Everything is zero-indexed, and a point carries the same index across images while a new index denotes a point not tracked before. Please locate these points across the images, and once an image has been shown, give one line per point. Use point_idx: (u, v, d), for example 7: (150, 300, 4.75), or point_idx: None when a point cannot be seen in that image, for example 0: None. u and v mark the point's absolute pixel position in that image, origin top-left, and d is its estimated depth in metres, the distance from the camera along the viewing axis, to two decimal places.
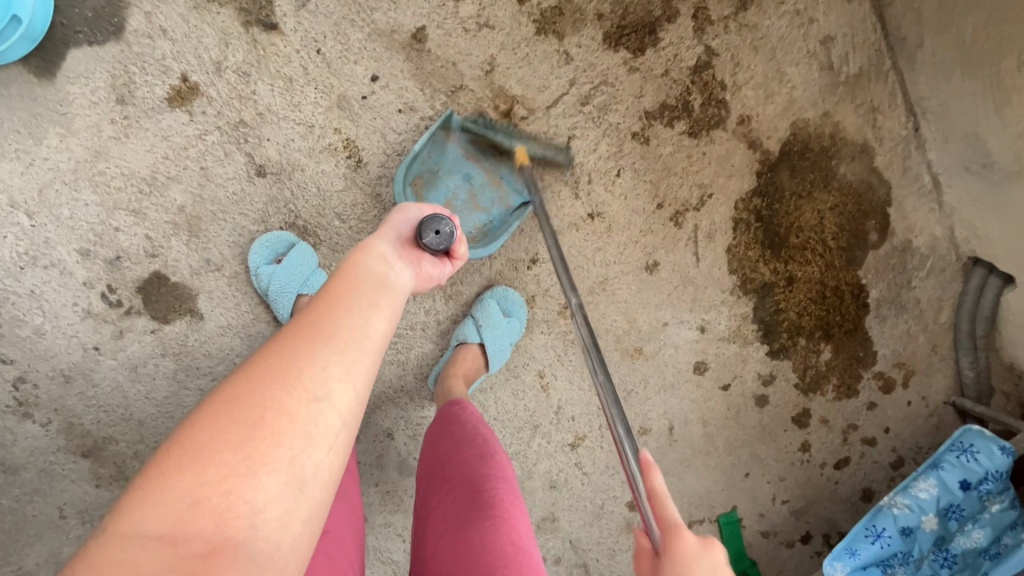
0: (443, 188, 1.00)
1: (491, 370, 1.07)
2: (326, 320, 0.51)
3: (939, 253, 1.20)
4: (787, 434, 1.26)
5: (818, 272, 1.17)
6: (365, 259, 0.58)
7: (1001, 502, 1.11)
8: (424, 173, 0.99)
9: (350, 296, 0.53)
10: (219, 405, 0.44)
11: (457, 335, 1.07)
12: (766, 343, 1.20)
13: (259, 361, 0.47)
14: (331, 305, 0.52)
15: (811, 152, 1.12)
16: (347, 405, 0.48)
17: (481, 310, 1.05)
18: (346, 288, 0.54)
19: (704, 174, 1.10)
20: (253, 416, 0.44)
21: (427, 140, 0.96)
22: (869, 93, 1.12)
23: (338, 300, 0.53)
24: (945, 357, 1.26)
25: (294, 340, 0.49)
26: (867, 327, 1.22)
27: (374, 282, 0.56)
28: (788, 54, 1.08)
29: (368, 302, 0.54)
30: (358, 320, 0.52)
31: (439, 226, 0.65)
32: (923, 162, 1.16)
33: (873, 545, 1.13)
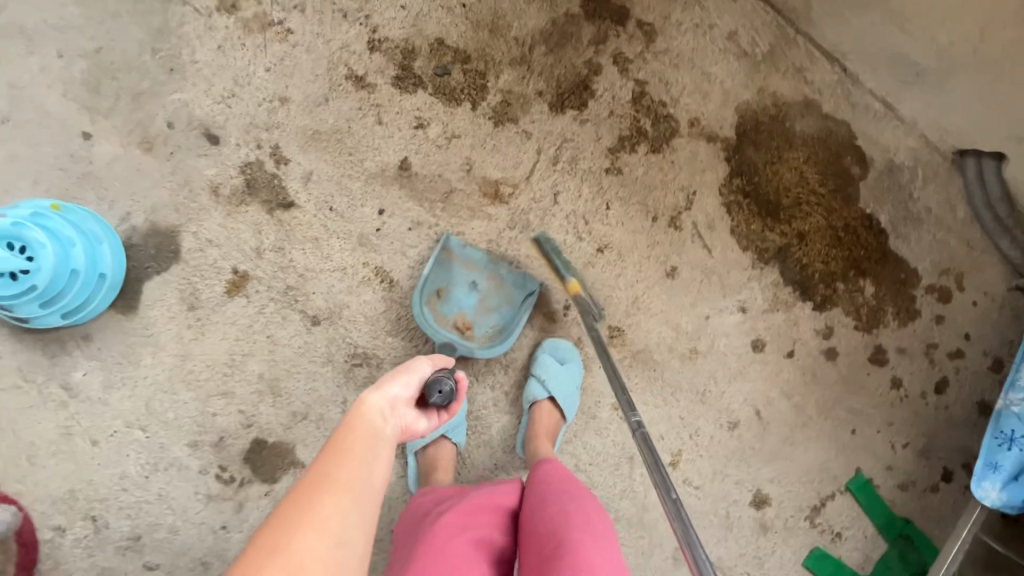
0: (456, 300, 1.13)
1: (568, 419, 1.14)
2: (340, 473, 0.57)
3: (922, 160, 1.27)
4: (872, 377, 1.25)
5: (824, 220, 1.23)
6: (368, 412, 0.65)
7: None
8: (437, 290, 1.12)
9: (366, 448, 0.61)
10: (263, 552, 0.50)
11: (527, 396, 1.13)
12: (809, 300, 1.24)
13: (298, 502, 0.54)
14: (342, 458, 0.59)
15: (763, 124, 1.24)
16: (360, 547, 0.54)
17: (538, 365, 1.13)
18: (355, 440, 0.62)
19: (681, 178, 1.22)
20: (294, 559, 0.50)
21: (433, 264, 1.11)
22: (788, 60, 1.25)
23: (348, 453, 0.60)
24: (984, 247, 1.27)
25: (317, 492, 0.55)
26: (894, 249, 1.25)
27: (375, 433, 0.64)
28: (705, 58, 1.24)
29: (371, 455, 0.61)
30: (365, 473, 0.59)
31: (441, 385, 0.74)
32: (866, 93, 1.27)
33: (1012, 452, 1.07)
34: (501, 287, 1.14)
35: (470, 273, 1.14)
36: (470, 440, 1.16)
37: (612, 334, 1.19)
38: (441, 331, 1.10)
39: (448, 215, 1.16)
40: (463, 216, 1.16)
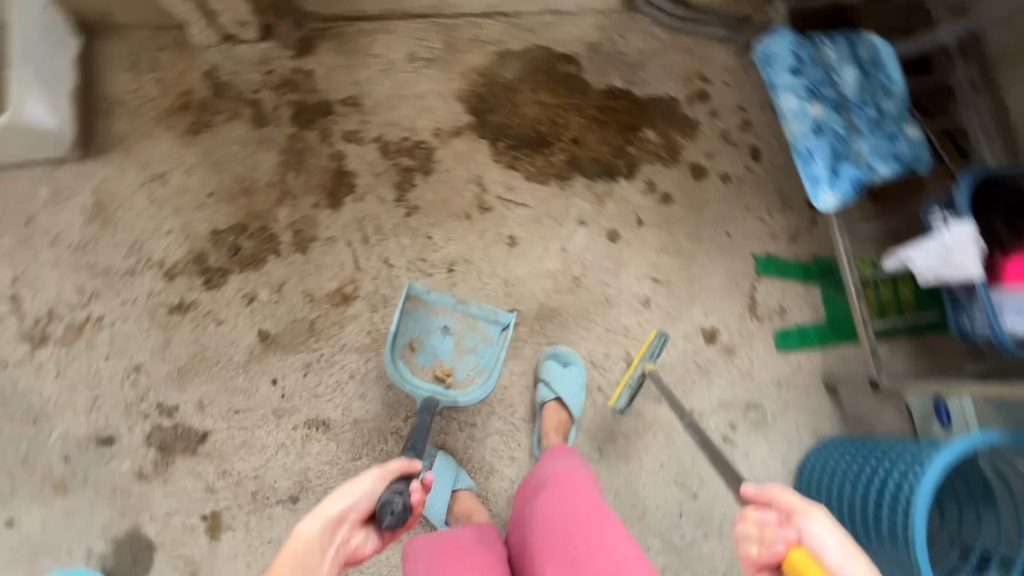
0: (434, 346, 1.25)
1: (577, 414, 1.28)
2: None
3: (608, 28, 1.51)
4: (705, 189, 1.46)
5: (583, 119, 1.45)
6: (316, 525, 0.77)
7: (824, 54, 1.34)
8: (410, 341, 1.23)
9: (307, 570, 0.72)
10: None
11: (538, 400, 1.29)
12: (619, 176, 1.44)
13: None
14: (286, 573, 0.71)
15: (485, 94, 1.43)
16: None
17: (545, 369, 1.29)
18: (300, 552, 0.73)
19: (463, 175, 1.38)
20: None
21: (401, 316, 1.22)
22: (465, 38, 1.45)
23: (291, 567, 0.72)
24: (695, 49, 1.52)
25: None
26: (642, 98, 1.49)
27: (317, 546, 0.75)
28: (409, 83, 1.42)
29: (309, 572, 0.73)
30: None
31: (393, 505, 0.83)
32: (534, 16, 1.48)
33: (819, 159, 1.26)
34: (477, 326, 1.27)
35: (443, 317, 1.26)
36: (479, 477, 1.27)
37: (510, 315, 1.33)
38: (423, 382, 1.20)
39: (324, 341, 1.26)
40: (335, 331, 1.27)
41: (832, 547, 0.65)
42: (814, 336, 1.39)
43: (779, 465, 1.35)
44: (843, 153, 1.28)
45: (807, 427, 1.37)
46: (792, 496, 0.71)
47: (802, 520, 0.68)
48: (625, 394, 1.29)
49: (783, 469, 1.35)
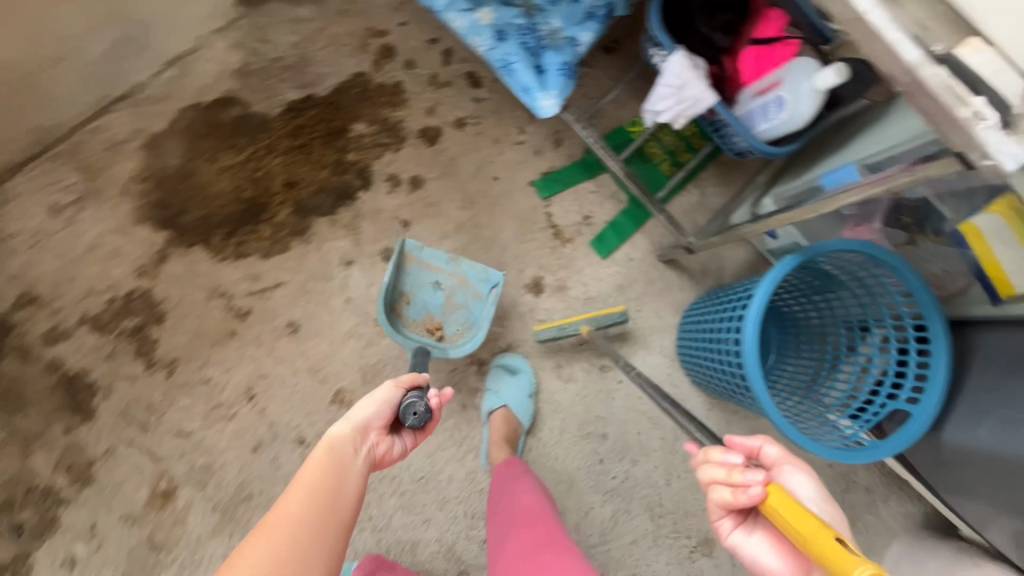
0: (426, 299, 1.21)
1: (524, 421, 1.22)
2: (306, 510, 0.66)
3: (245, 43, 1.25)
4: (449, 148, 1.30)
5: (282, 156, 1.24)
6: (338, 441, 0.75)
7: None
8: (398, 296, 1.19)
9: (337, 477, 0.71)
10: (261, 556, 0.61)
11: (484, 409, 1.23)
12: (355, 192, 1.26)
13: (278, 534, 0.63)
14: (303, 493, 0.68)
15: (163, 196, 1.20)
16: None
17: (491, 377, 1.24)
18: (324, 470, 0.71)
19: (199, 296, 1.19)
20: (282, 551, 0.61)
21: (392, 269, 1.16)
22: (97, 152, 1.19)
23: (312, 489, 0.69)
24: (349, 9, 1.30)
25: (272, 533, 0.63)
26: (329, 94, 1.28)
27: (338, 460, 0.73)
28: (72, 239, 1.17)
29: (336, 489, 0.70)
30: (335, 500, 0.69)
31: (415, 406, 0.80)
32: (154, 80, 1.21)
33: (517, 70, 1.12)
34: (466, 282, 1.19)
35: (430, 272, 1.19)
36: (407, 558, 1.20)
37: (338, 397, 1.20)
38: (415, 335, 1.19)
39: (174, 548, 1.13)
40: (179, 532, 1.13)
41: (812, 501, 0.68)
42: (628, 224, 1.33)
43: (664, 356, 1.32)
44: (538, 41, 1.14)
45: (668, 307, 1.33)
46: (775, 449, 0.73)
47: (779, 473, 0.72)
48: (548, 330, 1.23)
49: (670, 357, 1.33)
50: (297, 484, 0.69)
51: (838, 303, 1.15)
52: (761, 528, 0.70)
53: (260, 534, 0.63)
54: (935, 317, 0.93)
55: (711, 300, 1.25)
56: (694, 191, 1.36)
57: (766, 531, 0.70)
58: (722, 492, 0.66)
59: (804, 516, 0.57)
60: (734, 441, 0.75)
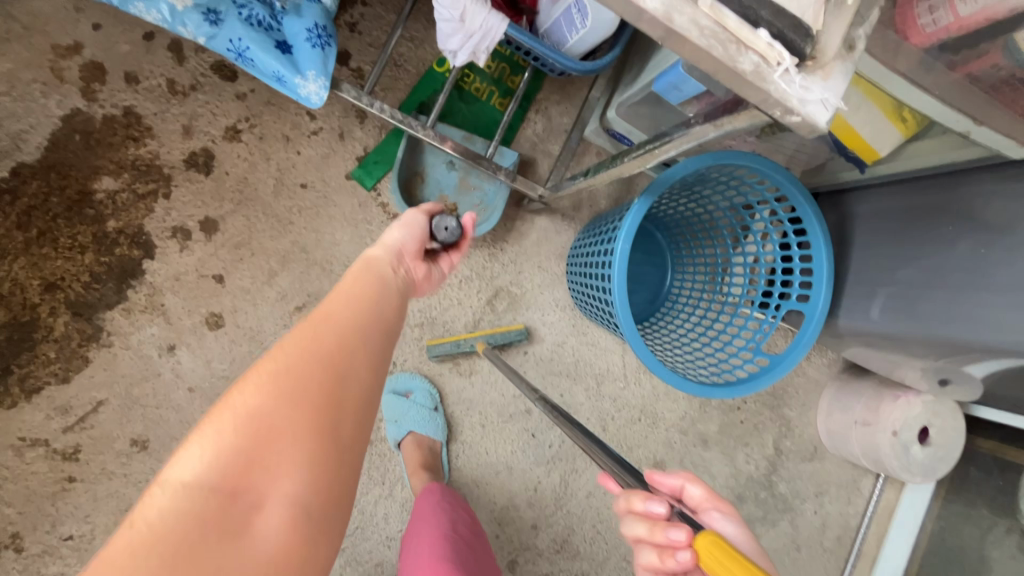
0: (438, 180, 1.11)
1: (439, 437, 1.13)
2: (361, 302, 0.56)
3: None
4: (232, 167, 1.04)
5: (21, 256, 0.96)
6: (379, 257, 0.66)
7: None
8: (410, 178, 1.09)
9: (382, 284, 0.61)
10: (320, 346, 0.49)
11: (392, 440, 1.13)
12: (140, 265, 1.01)
13: (309, 357, 0.48)
14: (372, 294, 0.58)
15: None
16: (350, 373, 0.49)
17: (387, 407, 1.12)
18: (377, 279, 0.62)
19: (7, 455, 0.98)
20: (333, 377, 0.48)
21: (407, 142, 1.05)
22: None
23: (372, 293, 0.59)
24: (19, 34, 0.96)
25: (343, 319, 0.53)
26: (45, 154, 0.97)
27: (386, 274, 0.63)
28: None
29: (390, 295, 0.61)
30: (391, 306, 0.60)
31: (445, 223, 0.73)
32: None
33: (251, 53, 0.84)
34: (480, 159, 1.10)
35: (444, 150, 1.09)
36: None
37: None
38: None
39: None
40: None
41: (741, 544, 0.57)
42: None
43: (564, 309, 1.22)
44: (272, 11, 0.87)
45: (552, 256, 1.20)
46: (697, 489, 0.60)
47: (704, 517, 0.59)
48: (443, 346, 1.13)
49: (570, 307, 1.22)
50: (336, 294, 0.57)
51: (711, 204, 1.04)
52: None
53: (299, 335, 0.50)
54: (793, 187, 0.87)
55: (586, 239, 1.10)
56: (538, 118, 1.16)
57: None
58: (648, 552, 0.52)
59: (733, 558, 0.42)
60: (654, 478, 0.61)
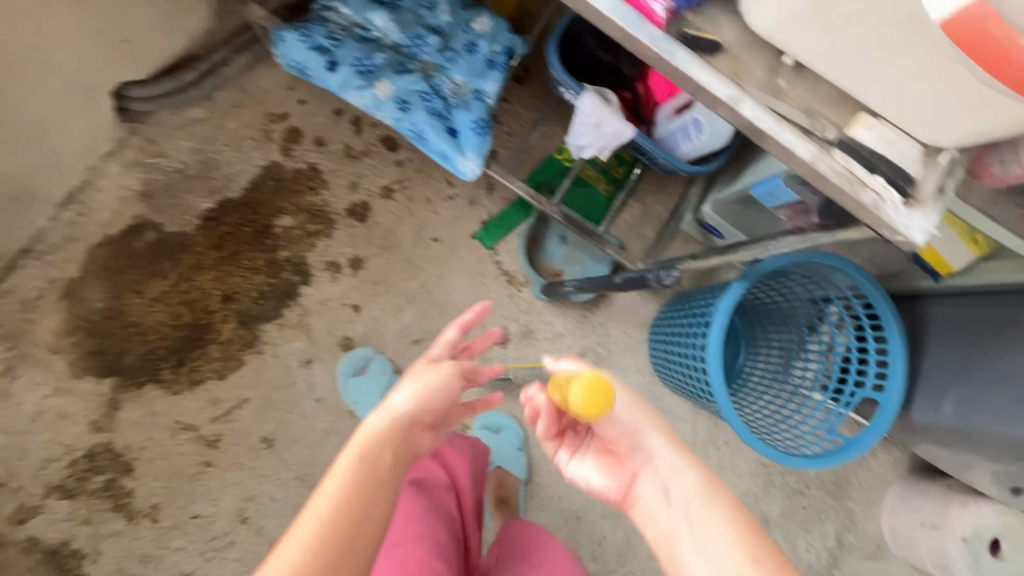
0: (552, 248, 1.31)
1: (518, 475, 1.24)
2: (395, 457, 0.59)
3: (142, 163, 1.18)
4: (381, 218, 1.26)
5: (211, 271, 1.19)
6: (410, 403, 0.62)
7: (351, 12, 1.08)
8: (529, 244, 1.30)
9: (418, 436, 0.62)
10: (359, 514, 0.54)
11: None
12: (297, 288, 1.21)
13: (350, 506, 0.53)
14: (405, 444, 0.61)
15: (97, 344, 1.14)
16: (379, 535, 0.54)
17: (476, 440, 1.25)
18: (410, 428, 0.62)
19: (164, 435, 1.15)
20: (366, 539, 0.53)
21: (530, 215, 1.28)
22: (14, 316, 1.11)
23: (407, 442, 0.61)
24: (245, 102, 1.23)
25: (381, 483, 0.56)
26: (245, 194, 1.22)
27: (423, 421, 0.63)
28: (12, 415, 1.11)
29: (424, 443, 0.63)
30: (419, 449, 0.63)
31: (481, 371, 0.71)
32: (54, 226, 1.14)
33: (428, 135, 1.07)
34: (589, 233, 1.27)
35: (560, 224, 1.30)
36: None
37: None
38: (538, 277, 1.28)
39: None
40: None
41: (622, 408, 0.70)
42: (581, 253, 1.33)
43: (641, 373, 1.34)
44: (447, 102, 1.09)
45: (636, 324, 1.34)
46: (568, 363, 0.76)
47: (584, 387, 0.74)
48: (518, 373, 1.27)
49: (646, 373, 1.34)
50: (364, 435, 0.59)
51: (791, 294, 1.16)
52: (594, 455, 0.73)
53: (334, 479, 0.55)
54: (875, 288, 0.98)
55: (671, 311, 1.24)
56: (636, 204, 1.34)
57: (595, 452, 0.73)
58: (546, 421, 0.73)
59: (592, 385, 0.65)
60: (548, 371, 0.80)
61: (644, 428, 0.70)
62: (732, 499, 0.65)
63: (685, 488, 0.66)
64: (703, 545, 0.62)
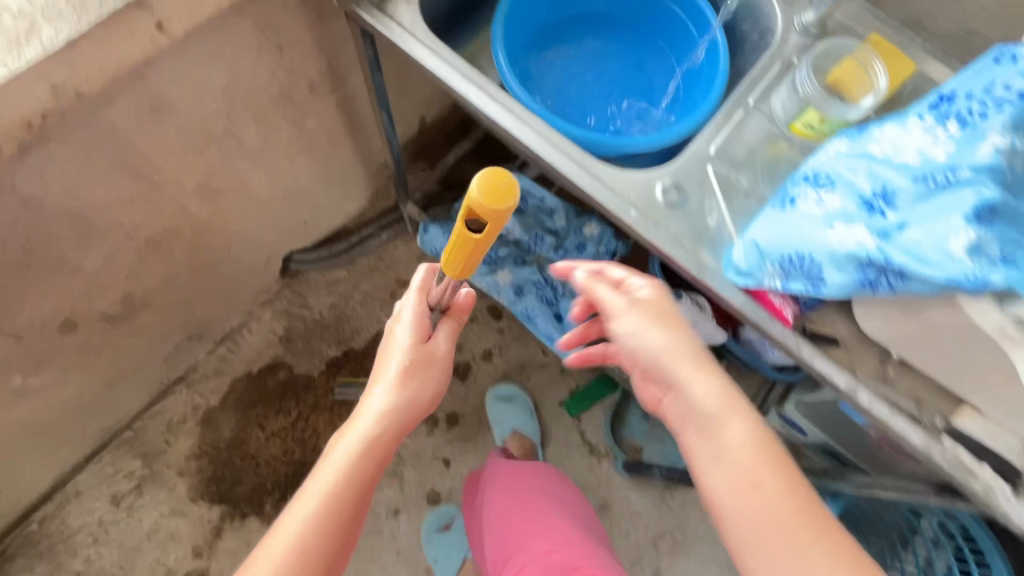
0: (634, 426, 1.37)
1: None
2: (395, 423, 0.65)
3: (289, 312, 1.38)
4: (480, 379, 1.38)
5: (327, 413, 1.32)
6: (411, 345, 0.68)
7: (484, 210, 1.31)
8: (613, 419, 1.37)
9: (420, 368, 0.68)
10: (356, 468, 0.60)
11: None
12: (397, 438, 1.32)
13: (341, 495, 0.58)
14: (410, 400, 0.66)
15: (217, 471, 1.26)
16: (368, 458, 0.61)
17: None
18: (411, 375, 0.67)
19: None
20: (360, 498, 0.59)
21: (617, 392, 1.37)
22: (157, 436, 1.26)
23: (410, 388, 0.66)
24: (381, 268, 1.45)
25: (378, 441, 0.63)
26: (367, 346, 1.39)
27: (422, 360, 0.68)
28: (130, 530, 1.21)
29: (427, 370, 0.68)
30: (423, 398, 0.67)
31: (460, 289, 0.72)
32: (208, 360, 1.32)
33: (536, 317, 1.23)
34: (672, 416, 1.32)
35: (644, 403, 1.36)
36: None
37: None
38: (620, 454, 1.33)
39: None
40: None
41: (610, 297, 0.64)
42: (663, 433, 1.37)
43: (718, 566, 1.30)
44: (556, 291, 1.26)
45: None
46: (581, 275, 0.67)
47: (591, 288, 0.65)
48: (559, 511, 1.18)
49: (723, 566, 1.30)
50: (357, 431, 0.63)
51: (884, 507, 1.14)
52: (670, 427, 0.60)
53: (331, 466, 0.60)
54: (982, 527, 0.96)
55: None
56: None
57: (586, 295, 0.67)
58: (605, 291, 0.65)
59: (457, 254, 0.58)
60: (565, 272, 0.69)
61: (647, 335, 0.61)
62: (767, 435, 0.55)
63: (715, 422, 0.56)
64: (713, 458, 0.55)
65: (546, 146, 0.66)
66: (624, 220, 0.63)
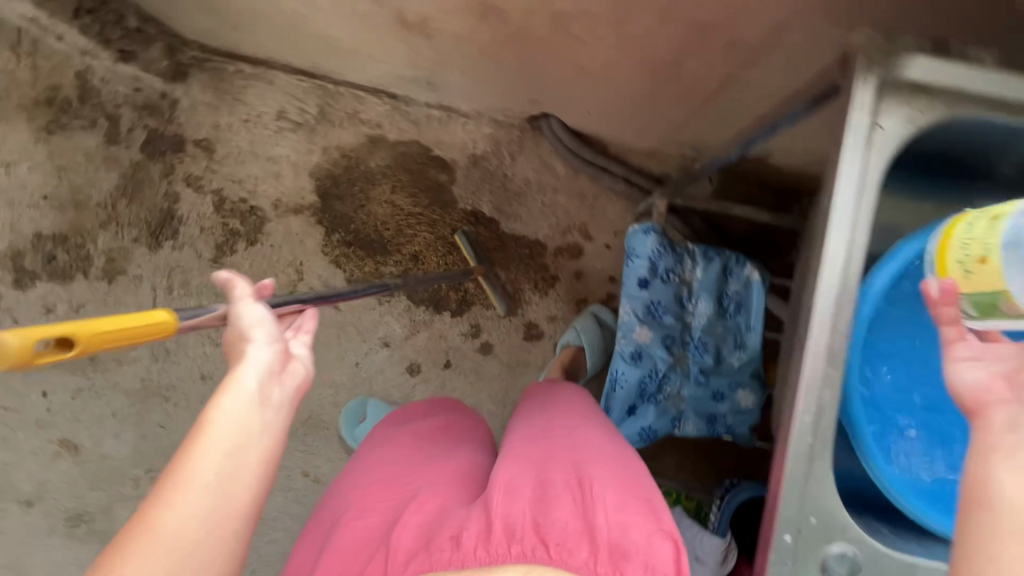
0: None
1: None
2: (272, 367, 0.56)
3: (502, 143, 1.36)
4: (533, 352, 1.35)
5: (430, 234, 1.35)
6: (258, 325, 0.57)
7: (700, 268, 1.13)
8: None
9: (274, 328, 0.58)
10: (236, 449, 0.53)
11: None
12: (444, 311, 1.34)
13: (231, 459, 0.52)
14: (282, 345, 0.58)
15: (341, 178, 1.36)
16: (263, 413, 0.54)
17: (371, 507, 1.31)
18: (274, 334, 0.57)
19: (287, 256, 1.34)
20: (246, 464, 0.53)
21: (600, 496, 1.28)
22: (341, 113, 1.36)
23: (276, 344, 0.57)
24: (588, 198, 1.36)
25: (261, 400, 0.55)
26: (508, 233, 1.36)
27: (274, 323, 0.58)
28: (264, 145, 1.36)
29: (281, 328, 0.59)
30: (285, 346, 0.59)
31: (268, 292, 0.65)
32: (421, 107, 1.36)
33: (618, 391, 1.12)
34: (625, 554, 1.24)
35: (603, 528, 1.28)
36: None
37: None
38: None
39: (101, 372, 1.31)
40: (113, 367, 1.31)
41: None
42: None
43: None
44: (659, 388, 1.14)
45: None
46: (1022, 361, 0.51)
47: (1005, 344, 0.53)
48: None
49: None
50: (234, 389, 0.54)
51: None
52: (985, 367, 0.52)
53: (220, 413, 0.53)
54: None
55: None
56: None
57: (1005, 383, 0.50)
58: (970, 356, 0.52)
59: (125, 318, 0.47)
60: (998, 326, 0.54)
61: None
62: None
63: None
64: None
65: (813, 420, 0.56)
66: (776, 535, 0.57)
